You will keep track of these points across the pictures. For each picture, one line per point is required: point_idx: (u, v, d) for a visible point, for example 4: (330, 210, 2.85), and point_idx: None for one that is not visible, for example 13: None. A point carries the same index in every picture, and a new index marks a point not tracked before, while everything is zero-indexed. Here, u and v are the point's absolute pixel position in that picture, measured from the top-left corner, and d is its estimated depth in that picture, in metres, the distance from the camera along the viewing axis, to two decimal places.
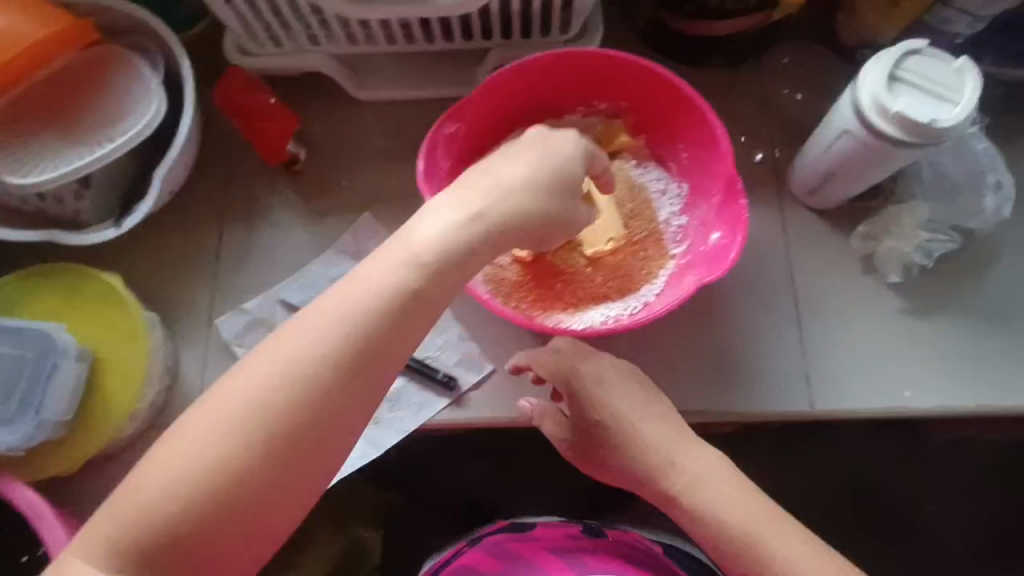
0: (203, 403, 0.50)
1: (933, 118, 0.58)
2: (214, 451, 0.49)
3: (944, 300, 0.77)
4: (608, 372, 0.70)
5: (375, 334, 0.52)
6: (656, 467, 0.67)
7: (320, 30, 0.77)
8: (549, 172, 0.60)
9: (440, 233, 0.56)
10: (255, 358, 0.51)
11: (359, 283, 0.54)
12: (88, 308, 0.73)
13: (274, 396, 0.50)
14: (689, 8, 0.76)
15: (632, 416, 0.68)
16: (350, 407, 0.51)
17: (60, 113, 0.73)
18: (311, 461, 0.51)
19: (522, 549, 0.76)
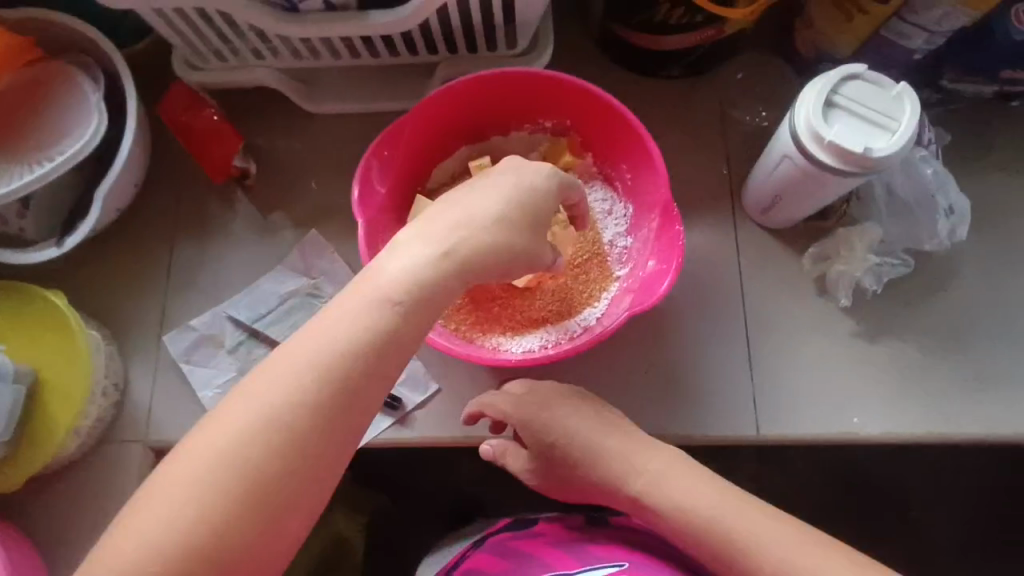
0: (168, 470, 0.47)
1: (867, 147, 0.56)
2: (184, 519, 0.45)
3: (901, 322, 0.75)
4: (552, 397, 0.69)
5: (349, 372, 0.49)
6: (622, 472, 0.65)
7: (264, 47, 0.76)
8: (515, 205, 0.57)
9: (418, 265, 0.53)
10: (225, 408, 0.48)
11: (332, 319, 0.50)
12: (31, 328, 0.74)
13: (245, 448, 0.47)
14: (638, 20, 0.74)
15: (589, 434, 0.66)
16: (327, 450, 0.48)
17: (4, 132, 0.73)
18: (289, 512, 0.47)
19: (528, 546, 0.69)
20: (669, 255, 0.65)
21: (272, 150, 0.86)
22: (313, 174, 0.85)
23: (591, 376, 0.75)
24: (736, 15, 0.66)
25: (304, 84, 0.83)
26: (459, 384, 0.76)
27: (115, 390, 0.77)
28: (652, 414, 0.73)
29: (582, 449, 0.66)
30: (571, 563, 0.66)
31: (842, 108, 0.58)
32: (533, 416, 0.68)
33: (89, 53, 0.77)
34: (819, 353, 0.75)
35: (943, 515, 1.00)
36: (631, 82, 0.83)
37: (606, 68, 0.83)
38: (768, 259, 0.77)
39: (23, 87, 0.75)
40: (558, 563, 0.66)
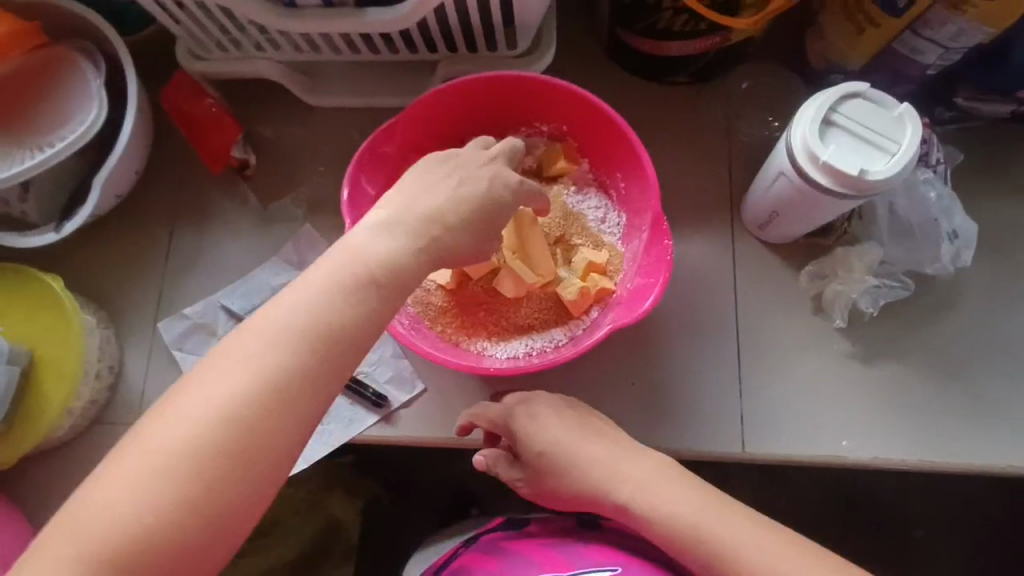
0: (138, 434, 0.46)
1: (863, 170, 0.55)
2: (149, 482, 0.44)
3: (898, 345, 0.73)
4: (535, 405, 0.68)
5: (312, 351, 0.48)
6: (597, 473, 0.64)
7: (264, 40, 0.77)
8: (481, 188, 0.58)
9: (383, 247, 0.52)
10: (184, 389, 0.47)
11: (293, 297, 0.49)
12: (28, 308, 0.75)
13: (204, 429, 0.45)
14: (641, 26, 0.72)
15: (568, 439, 0.66)
16: (287, 431, 0.47)
17: (9, 115, 0.75)
18: (250, 495, 0.46)
19: (519, 544, 0.69)
20: (654, 271, 0.64)
21: (272, 141, 0.86)
22: (312, 167, 0.85)
23: (577, 384, 0.74)
24: (740, 25, 0.64)
25: (306, 77, 0.83)
26: (445, 384, 0.76)
27: (109, 373, 0.78)
28: (637, 426, 0.73)
29: (554, 450, 0.66)
30: (562, 564, 0.65)
31: (841, 127, 0.56)
32: (515, 424, 0.68)
33: (93, 39, 0.78)
34: (811, 372, 0.73)
35: (939, 540, 0.98)
36: (635, 86, 0.81)
37: (609, 71, 0.82)
38: (765, 273, 0.75)
39: (27, 72, 0.76)
40: (549, 564, 0.66)
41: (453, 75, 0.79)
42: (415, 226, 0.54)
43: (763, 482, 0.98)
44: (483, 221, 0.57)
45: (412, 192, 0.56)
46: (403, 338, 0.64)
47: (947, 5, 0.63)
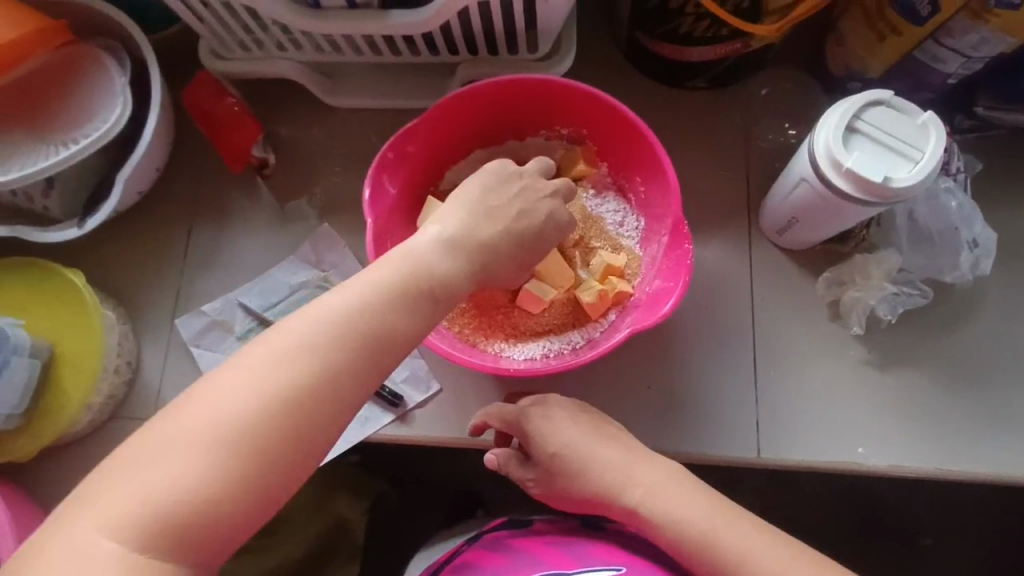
0: (175, 410, 0.47)
1: (886, 176, 0.55)
2: (182, 457, 0.45)
3: (915, 353, 0.73)
4: (551, 408, 0.68)
5: (357, 349, 0.49)
6: (612, 472, 0.63)
7: (287, 40, 0.77)
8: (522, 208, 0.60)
9: (438, 259, 0.54)
10: (228, 370, 0.47)
11: (346, 295, 0.51)
12: (50, 303, 0.76)
13: (247, 414, 0.46)
14: (661, 31, 0.73)
15: (585, 441, 0.65)
16: (323, 425, 0.48)
17: (34, 112, 0.76)
18: (279, 483, 0.47)
19: (526, 543, 0.69)
20: (675, 274, 0.64)
21: (292, 141, 0.87)
22: (331, 167, 0.86)
23: (592, 387, 0.74)
24: (761, 31, 0.64)
25: (328, 78, 0.84)
26: (460, 385, 0.76)
27: (127, 368, 0.78)
28: (652, 429, 0.73)
29: (573, 455, 0.65)
30: (567, 562, 0.66)
31: (864, 134, 0.56)
32: (529, 425, 0.67)
33: (118, 38, 0.79)
34: (828, 378, 0.73)
35: (949, 550, 0.97)
36: (653, 91, 0.82)
37: (627, 76, 0.82)
38: (782, 279, 0.75)
39: (51, 69, 0.76)
40: (555, 562, 0.66)
41: (473, 77, 0.79)
42: (467, 237, 0.56)
43: (773, 488, 0.97)
44: (523, 239, 0.59)
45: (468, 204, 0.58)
46: (423, 338, 0.65)
47: (969, 14, 0.63)
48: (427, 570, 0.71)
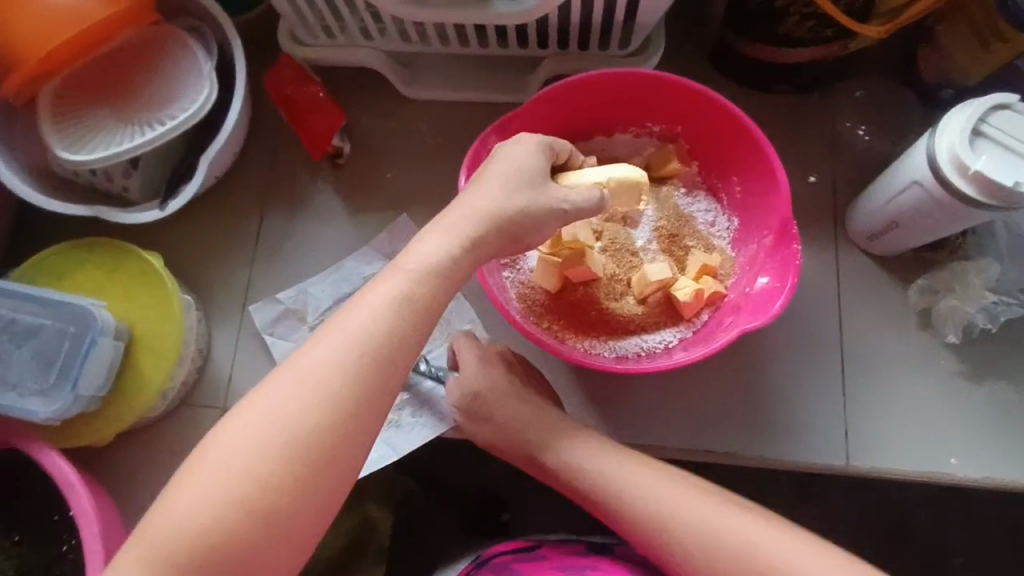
0: (212, 439, 0.48)
1: (1017, 181, 0.54)
2: (223, 483, 0.46)
3: (1009, 366, 0.72)
4: (570, 433, 0.64)
5: (372, 372, 0.50)
6: (617, 480, 0.61)
7: (375, 26, 0.76)
8: (502, 172, 0.58)
9: (433, 259, 0.54)
10: (259, 396, 0.49)
11: (353, 317, 0.51)
12: (128, 286, 0.75)
13: (268, 450, 0.47)
14: (757, 31, 0.72)
15: (610, 464, 0.62)
16: (346, 450, 0.48)
17: (118, 91, 0.74)
18: (309, 505, 0.47)
19: (531, 567, 0.66)
20: (782, 274, 0.63)
21: (365, 131, 0.86)
22: (402, 160, 0.84)
23: (674, 388, 0.73)
24: (871, 32, 0.63)
25: (406, 69, 0.83)
26: None
27: (199, 356, 0.77)
28: (736, 433, 0.72)
29: (586, 477, 0.62)
30: None
31: (990, 138, 0.56)
32: (556, 448, 0.64)
33: (202, 20, 0.78)
34: (916, 388, 0.72)
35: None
36: (736, 91, 0.81)
37: (713, 76, 0.81)
38: (870, 286, 0.74)
39: (138, 48, 0.75)
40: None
41: (558, 73, 0.79)
42: (461, 239, 0.55)
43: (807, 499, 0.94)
44: (518, 198, 0.57)
45: (453, 209, 0.57)
46: (519, 327, 0.64)
47: None
48: None
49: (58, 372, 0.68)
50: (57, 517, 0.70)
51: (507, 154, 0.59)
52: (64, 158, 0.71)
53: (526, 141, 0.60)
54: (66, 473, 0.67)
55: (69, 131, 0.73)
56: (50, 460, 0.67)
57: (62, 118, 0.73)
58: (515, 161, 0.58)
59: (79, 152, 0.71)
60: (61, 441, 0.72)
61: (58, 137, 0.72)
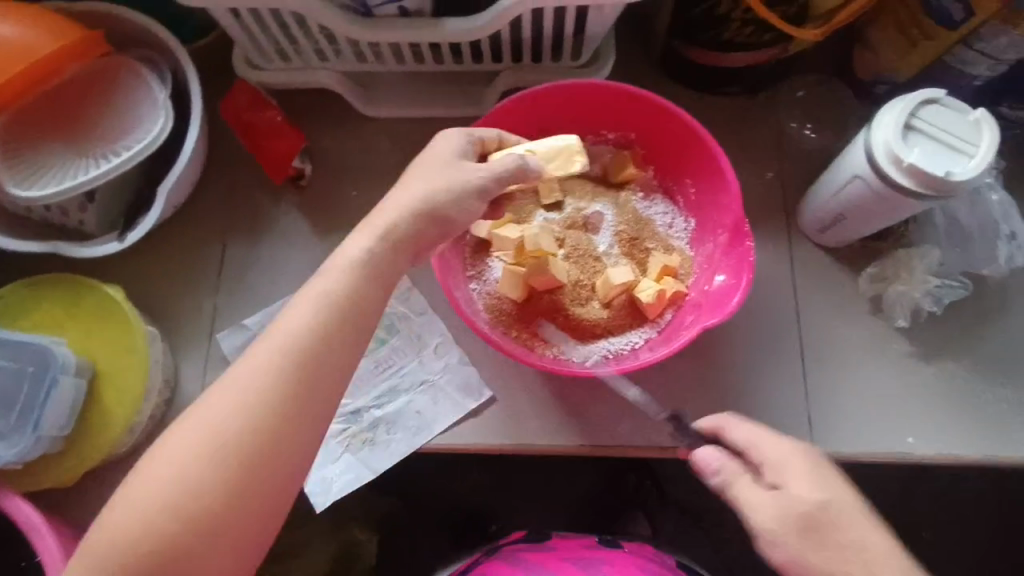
0: (162, 441, 0.52)
1: (948, 171, 0.57)
2: (173, 478, 0.50)
3: (957, 345, 0.75)
4: (762, 434, 0.58)
5: (307, 366, 0.53)
6: (787, 480, 0.55)
7: (329, 48, 0.77)
8: (422, 175, 0.61)
9: (361, 261, 0.57)
10: (205, 399, 0.53)
11: (281, 326, 0.54)
12: (88, 322, 0.74)
13: (206, 453, 0.51)
14: (702, 38, 0.75)
15: (799, 475, 0.55)
16: (280, 449, 0.52)
17: (70, 125, 0.73)
18: (258, 493, 0.51)
19: (543, 558, 0.73)
20: (737, 271, 0.66)
21: (326, 151, 0.86)
22: (364, 178, 0.85)
23: (645, 388, 0.75)
24: (807, 35, 0.66)
25: (363, 88, 0.84)
26: (514, 393, 0.75)
27: (167, 388, 0.76)
28: None
29: (765, 475, 0.56)
30: None
31: (921, 131, 0.59)
32: (748, 448, 0.58)
33: (153, 49, 0.77)
34: (873, 373, 0.75)
35: (949, 543, 1.00)
36: (686, 96, 0.83)
37: (664, 82, 0.84)
38: (824, 278, 0.77)
39: (89, 81, 0.75)
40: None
41: (513, 86, 0.80)
42: (386, 240, 0.58)
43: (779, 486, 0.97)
44: (441, 194, 0.60)
45: (374, 214, 0.60)
46: (487, 338, 0.65)
47: (1001, 20, 0.66)
48: None
49: (20, 414, 0.67)
50: (24, 563, 0.70)
51: (428, 159, 0.62)
52: (16, 196, 0.69)
53: (448, 135, 0.63)
54: (32, 518, 0.65)
55: (21, 168, 0.71)
56: (14, 505, 0.66)
57: (13, 155, 0.71)
58: (433, 161, 0.62)
59: (31, 188, 0.70)
60: (25, 485, 0.71)
61: (10, 175, 0.70)
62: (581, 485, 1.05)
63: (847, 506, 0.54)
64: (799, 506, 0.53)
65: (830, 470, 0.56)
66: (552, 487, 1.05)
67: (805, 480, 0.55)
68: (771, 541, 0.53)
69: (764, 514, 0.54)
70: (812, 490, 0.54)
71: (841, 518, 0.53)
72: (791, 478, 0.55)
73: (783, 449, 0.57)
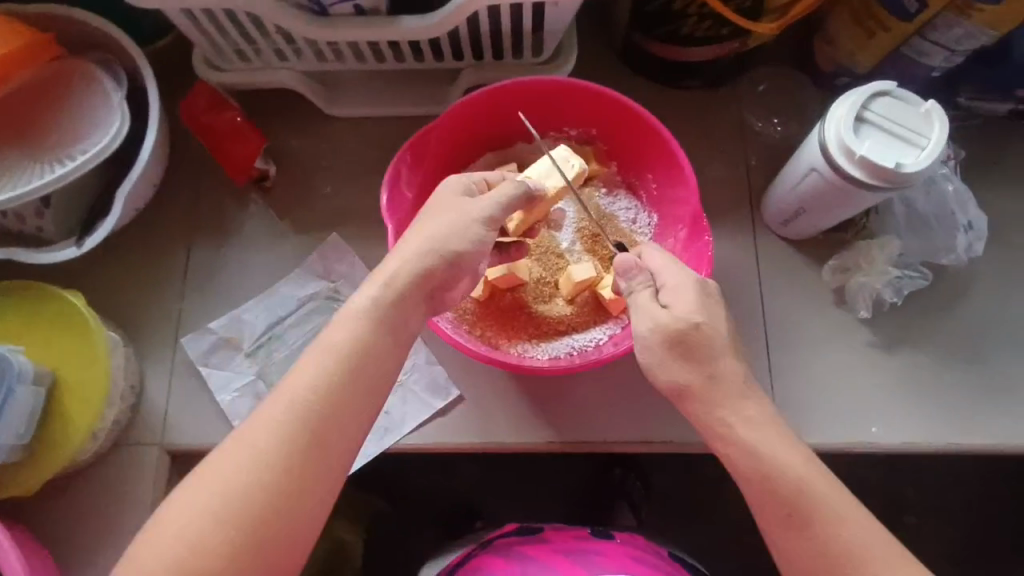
0: (182, 493, 0.52)
1: (898, 162, 0.59)
2: (196, 531, 0.50)
3: (918, 333, 0.76)
4: (678, 275, 0.60)
5: (326, 418, 0.54)
6: (675, 309, 0.58)
7: (288, 48, 0.76)
8: (432, 219, 0.60)
9: (375, 311, 0.57)
10: (225, 450, 0.53)
11: (293, 383, 0.54)
12: (48, 330, 0.73)
13: (219, 517, 0.50)
14: (661, 32, 0.75)
15: (688, 301, 0.58)
16: (297, 511, 0.52)
17: (24, 129, 0.72)
18: (280, 542, 0.51)
19: (536, 551, 0.72)
20: (695, 265, 0.68)
21: (290, 152, 0.85)
22: (329, 178, 0.84)
23: (612, 384, 0.75)
24: (763, 29, 0.66)
25: (326, 87, 0.83)
26: (481, 391, 0.75)
27: (131, 394, 0.75)
28: (673, 422, 0.74)
29: (660, 296, 0.60)
30: (578, 569, 0.70)
31: (874, 124, 0.61)
32: (652, 271, 0.61)
33: (109, 52, 0.76)
34: (837, 363, 0.75)
35: (922, 528, 1.01)
36: (650, 90, 0.83)
37: (628, 77, 0.84)
38: (788, 269, 0.78)
39: (44, 85, 0.74)
40: (562, 567, 0.70)
41: (476, 83, 0.80)
42: (399, 287, 0.58)
43: None
44: (451, 238, 0.59)
45: (386, 262, 0.59)
46: (448, 338, 0.65)
47: (954, 10, 0.67)
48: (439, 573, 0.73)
49: None
50: None
51: (438, 202, 0.61)
52: None
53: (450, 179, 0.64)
54: None
55: None
56: None
57: None
58: (442, 203, 0.61)
59: None
60: None
61: None
62: (561, 478, 1.06)
63: (717, 334, 0.58)
64: (674, 318, 0.58)
65: (717, 303, 0.59)
66: (531, 481, 1.05)
67: (688, 302, 0.58)
68: (642, 345, 0.59)
69: (644, 326, 0.58)
70: (693, 313, 0.58)
71: (710, 342, 0.57)
72: (677, 299, 0.59)
73: (682, 279, 0.60)
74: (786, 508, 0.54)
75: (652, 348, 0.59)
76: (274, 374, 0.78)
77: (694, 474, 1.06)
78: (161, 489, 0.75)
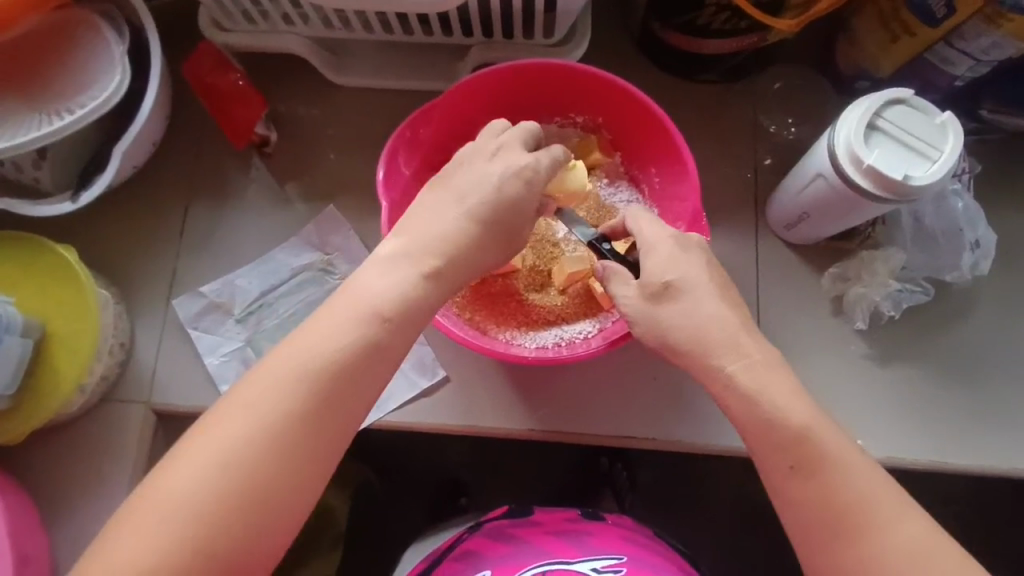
0: (178, 454, 0.51)
1: (906, 175, 0.58)
2: (194, 492, 0.50)
3: (914, 349, 0.75)
4: (643, 230, 0.62)
5: (326, 386, 0.53)
6: (654, 267, 0.60)
7: (295, 13, 0.75)
8: (481, 193, 0.60)
9: (388, 287, 0.57)
10: (222, 413, 0.52)
11: (292, 352, 0.54)
12: (41, 282, 0.73)
13: (214, 484, 0.50)
14: (679, 22, 0.72)
15: (666, 257, 0.60)
16: (297, 478, 0.52)
17: (24, 79, 0.72)
18: (281, 508, 0.51)
19: (526, 534, 0.72)
20: None
21: (293, 118, 0.84)
22: (331, 149, 0.83)
23: (598, 375, 0.74)
24: (781, 26, 0.64)
25: (333, 55, 0.81)
26: (467, 373, 0.75)
27: (120, 350, 0.76)
28: (657, 419, 0.73)
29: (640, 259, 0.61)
30: (571, 552, 0.70)
31: (885, 132, 0.59)
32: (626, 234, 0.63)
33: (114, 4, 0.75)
34: (829, 371, 0.74)
35: None
36: (663, 81, 0.81)
37: (641, 66, 0.82)
38: (788, 273, 0.76)
39: (45, 35, 0.73)
40: (557, 551, 0.70)
41: (485, 61, 0.78)
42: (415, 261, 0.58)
43: None
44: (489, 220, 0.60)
45: (405, 235, 0.59)
46: (434, 321, 0.65)
47: (983, 18, 0.64)
48: (428, 558, 0.73)
49: None
50: None
51: (489, 174, 0.61)
52: None
53: (513, 145, 0.63)
54: None
55: None
56: None
57: None
58: (490, 175, 0.61)
59: None
60: None
61: None
62: (551, 462, 1.06)
63: (693, 282, 0.59)
64: (650, 276, 0.60)
65: (699, 254, 0.61)
66: (519, 463, 1.06)
67: (664, 259, 0.60)
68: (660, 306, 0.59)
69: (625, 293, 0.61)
70: (667, 267, 0.60)
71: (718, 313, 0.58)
72: (662, 262, 0.60)
73: (659, 236, 0.61)
74: (790, 460, 0.54)
75: (636, 310, 0.60)
76: (262, 341, 0.78)
77: (682, 468, 1.06)
78: (145, 447, 0.76)
